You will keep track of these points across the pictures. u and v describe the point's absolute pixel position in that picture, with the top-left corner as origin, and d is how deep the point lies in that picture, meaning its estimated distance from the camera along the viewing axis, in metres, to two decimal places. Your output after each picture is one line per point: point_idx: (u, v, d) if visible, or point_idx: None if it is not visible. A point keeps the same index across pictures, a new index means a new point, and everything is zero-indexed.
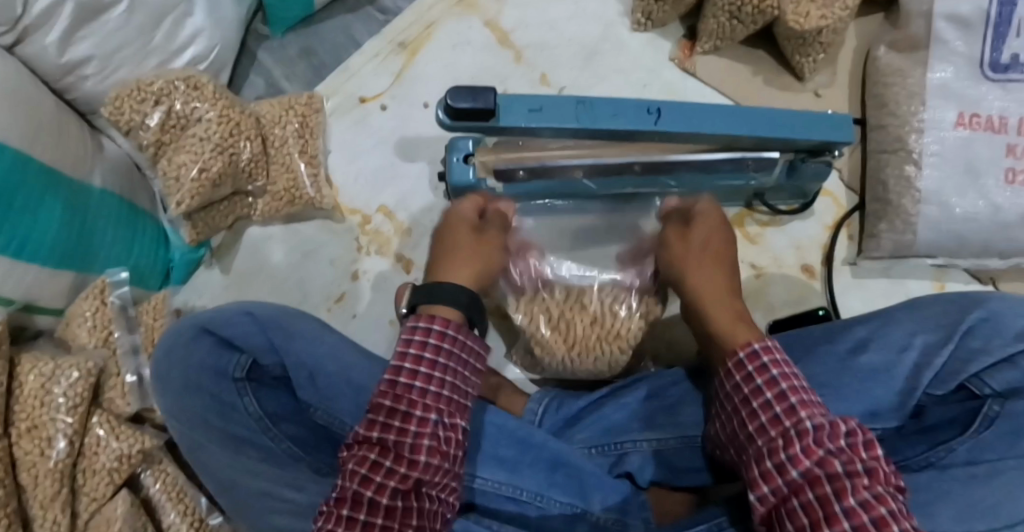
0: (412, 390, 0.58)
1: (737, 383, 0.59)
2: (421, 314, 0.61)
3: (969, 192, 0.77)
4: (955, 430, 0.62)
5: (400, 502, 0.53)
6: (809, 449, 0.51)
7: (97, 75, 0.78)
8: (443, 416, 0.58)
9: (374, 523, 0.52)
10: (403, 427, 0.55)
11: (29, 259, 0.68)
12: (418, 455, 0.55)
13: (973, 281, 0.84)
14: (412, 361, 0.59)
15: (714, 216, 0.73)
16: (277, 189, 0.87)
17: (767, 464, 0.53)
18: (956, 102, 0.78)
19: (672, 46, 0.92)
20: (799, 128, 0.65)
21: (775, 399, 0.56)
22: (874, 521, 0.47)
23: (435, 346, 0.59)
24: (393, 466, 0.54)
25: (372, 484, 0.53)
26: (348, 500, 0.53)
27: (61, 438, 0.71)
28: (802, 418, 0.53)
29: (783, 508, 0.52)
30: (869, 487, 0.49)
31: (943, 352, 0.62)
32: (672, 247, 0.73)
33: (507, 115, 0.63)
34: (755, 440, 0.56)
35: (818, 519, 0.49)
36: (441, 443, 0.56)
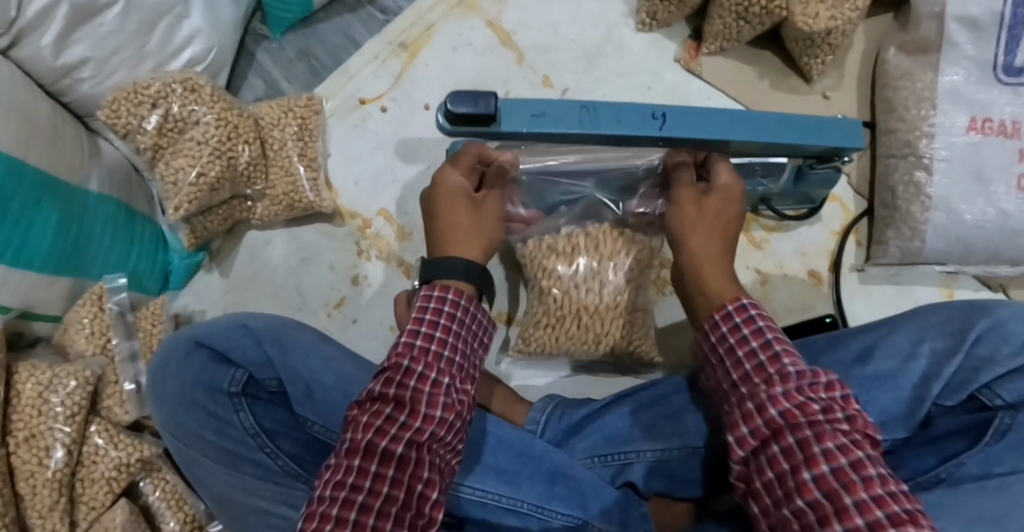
0: (428, 352, 0.54)
1: (722, 334, 0.57)
2: (435, 286, 0.59)
3: (978, 199, 0.76)
4: (962, 443, 0.57)
5: (413, 455, 0.49)
6: (790, 393, 0.50)
7: (93, 78, 0.77)
8: (456, 380, 0.55)
9: (386, 476, 0.48)
10: (419, 384, 0.52)
11: (25, 266, 0.67)
12: (434, 411, 0.52)
13: (982, 288, 0.82)
14: (428, 324, 0.56)
15: (736, 188, 0.65)
16: (277, 193, 0.86)
17: (749, 406, 0.52)
18: (967, 106, 0.77)
19: (677, 47, 0.91)
20: (807, 134, 0.63)
21: (759, 348, 0.54)
22: (852, 464, 0.46)
23: (450, 313, 0.57)
24: (409, 420, 0.51)
25: (387, 436, 0.49)
26: (361, 451, 0.49)
27: (59, 448, 0.70)
28: (785, 365, 0.52)
29: (762, 453, 0.50)
30: (848, 435, 0.48)
31: (952, 361, 0.58)
32: (683, 209, 0.65)
33: (508, 120, 0.61)
34: (737, 389, 0.54)
35: (798, 463, 0.47)
36: (456, 402, 0.53)
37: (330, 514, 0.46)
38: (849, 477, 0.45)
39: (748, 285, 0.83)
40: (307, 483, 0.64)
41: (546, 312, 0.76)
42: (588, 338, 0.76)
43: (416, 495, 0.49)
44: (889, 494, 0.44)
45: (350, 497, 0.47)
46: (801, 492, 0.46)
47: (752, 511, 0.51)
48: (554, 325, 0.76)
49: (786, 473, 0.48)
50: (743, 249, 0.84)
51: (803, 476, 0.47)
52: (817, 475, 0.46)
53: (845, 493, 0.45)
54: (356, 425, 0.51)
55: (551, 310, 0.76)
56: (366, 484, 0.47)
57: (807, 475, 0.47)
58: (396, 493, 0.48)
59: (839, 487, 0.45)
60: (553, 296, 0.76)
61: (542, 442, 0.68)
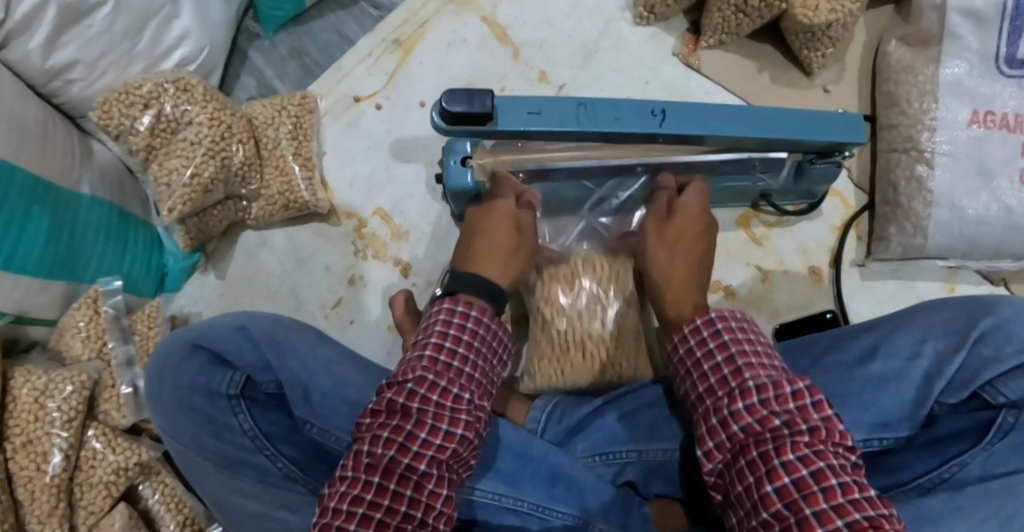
0: (450, 370, 0.56)
1: (689, 349, 0.58)
2: (457, 298, 0.61)
3: (981, 194, 0.75)
4: (964, 443, 0.56)
5: (435, 472, 0.51)
6: (752, 406, 0.51)
7: (84, 79, 0.76)
8: (474, 397, 0.57)
9: (405, 494, 0.49)
10: (441, 401, 0.54)
11: (18, 273, 0.66)
12: (455, 429, 0.53)
13: (984, 283, 0.82)
14: (452, 341, 0.57)
15: (697, 206, 0.70)
16: (272, 193, 0.85)
17: (713, 420, 0.53)
18: (970, 99, 0.76)
19: (675, 41, 0.90)
20: (805, 129, 0.62)
21: (724, 362, 0.55)
22: (813, 475, 0.46)
23: (472, 331, 0.59)
24: (429, 437, 0.52)
25: (409, 452, 0.51)
26: (380, 469, 0.50)
27: (57, 453, 0.70)
28: (746, 378, 0.53)
29: (731, 466, 0.51)
30: (810, 445, 0.48)
31: (954, 359, 0.57)
32: (649, 235, 0.70)
33: (505, 118, 0.60)
34: (704, 402, 0.55)
35: (761, 476, 0.48)
36: (476, 419, 0.55)
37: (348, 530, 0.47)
38: (810, 488, 0.46)
39: (749, 282, 0.83)
40: (307, 486, 0.63)
41: (552, 346, 0.75)
42: (595, 367, 0.75)
43: (433, 513, 0.50)
44: (850, 503, 0.45)
45: (368, 513, 0.48)
46: (764, 505, 0.47)
47: (730, 521, 0.52)
48: (560, 360, 0.75)
49: (751, 486, 0.49)
50: (742, 245, 0.84)
51: (766, 489, 0.47)
52: (779, 488, 0.47)
53: (805, 504, 0.46)
54: (375, 440, 0.51)
55: (556, 343, 0.75)
56: (384, 502, 0.49)
57: (770, 488, 0.47)
58: (413, 511, 0.49)
59: (800, 498, 0.46)
60: (557, 328, 0.75)
61: (542, 443, 0.68)
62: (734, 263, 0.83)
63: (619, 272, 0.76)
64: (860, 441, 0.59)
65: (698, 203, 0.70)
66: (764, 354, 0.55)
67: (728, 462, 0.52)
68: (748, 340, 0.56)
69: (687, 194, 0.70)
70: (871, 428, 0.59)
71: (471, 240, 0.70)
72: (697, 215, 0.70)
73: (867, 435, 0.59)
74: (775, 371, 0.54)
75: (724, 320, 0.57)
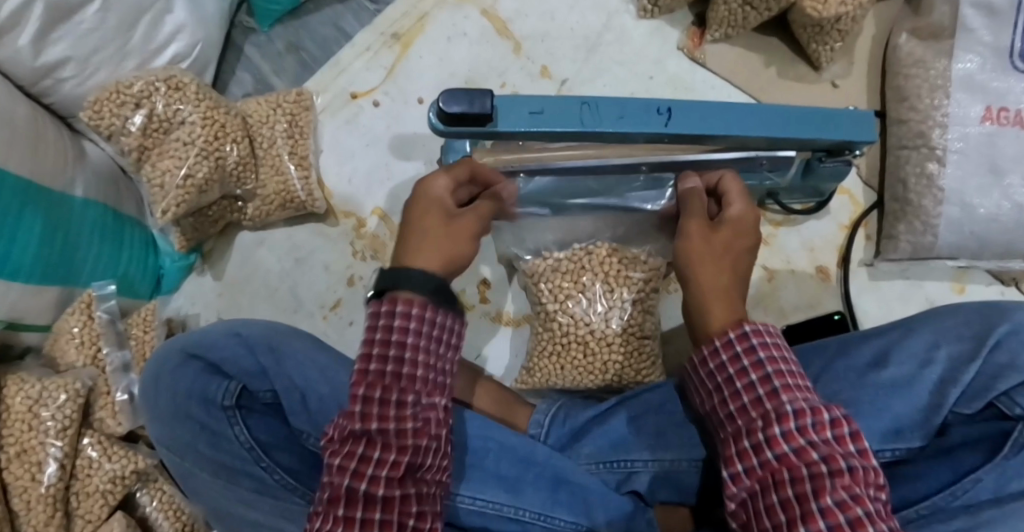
0: (385, 377, 0.51)
1: (720, 362, 0.54)
2: (393, 297, 0.53)
3: (993, 192, 0.73)
4: (979, 455, 0.54)
5: (397, 492, 0.48)
6: (789, 434, 0.48)
7: (75, 77, 0.74)
8: (423, 397, 0.52)
9: (374, 519, 0.47)
10: (382, 413, 0.50)
11: (11, 278, 0.65)
12: (406, 439, 0.49)
13: (994, 283, 0.80)
14: (381, 345, 0.52)
15: (749, 219, 0.64)
16: (267, 193, 0.83)
17: (744, 444, 0.50)
18: (982, 95, 0.74)
19: (680, 34, 0.88)
20: (815, 127, 0.59)
21: (759, 381, 0.51)
22: (850, 522, 0.44)
23: (401, 327, 0.52)
24: (381, 455, 0.48)
25: (364, 476, 0.48)
26: (342, 499, 0.47)
27: (52, 463, 0.69)
28: (783, 401, 0.50)
29: (759, 498, 0.48)
30: (847, 486, 0.45)
31: (969, 367, 0.56)
32: (692, 240, 0.63)
33: (505, 117, 0.58)
34: (734, 422, 0.52)
35: (795, 516, 0.46)
36: (426, 424, 0.51)
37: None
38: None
39: (755, 281, 0.81)
40: (306, 497, 0.61)
41: (552, 340, 0.76)
42: (596, 369, 0.75)
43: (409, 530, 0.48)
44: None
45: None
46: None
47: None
48: (560, 354, 0.76)
49: (783, 525, 0.46)
50: None
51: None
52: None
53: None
54: (330, 469, 0.49)
55: (557, 338, 0.76)
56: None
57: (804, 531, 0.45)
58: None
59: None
60: (560, 324, 0.76)
61: (545, 448, 0.66)
62: None
63: (629, 275, 0.75)
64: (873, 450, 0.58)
65: (754, 215, 0.64)
66: (798, 374, 0.52)
67: (755, 491, 0.49)
68: (784, 357, 0.53)
69: (737, 201, 0.65)
70: (883, 438, 0.58)
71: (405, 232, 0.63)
72: (747, 228, 0.64)
73: (881, 444, 0.58)
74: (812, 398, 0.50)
75: (759, 334, 0.53)
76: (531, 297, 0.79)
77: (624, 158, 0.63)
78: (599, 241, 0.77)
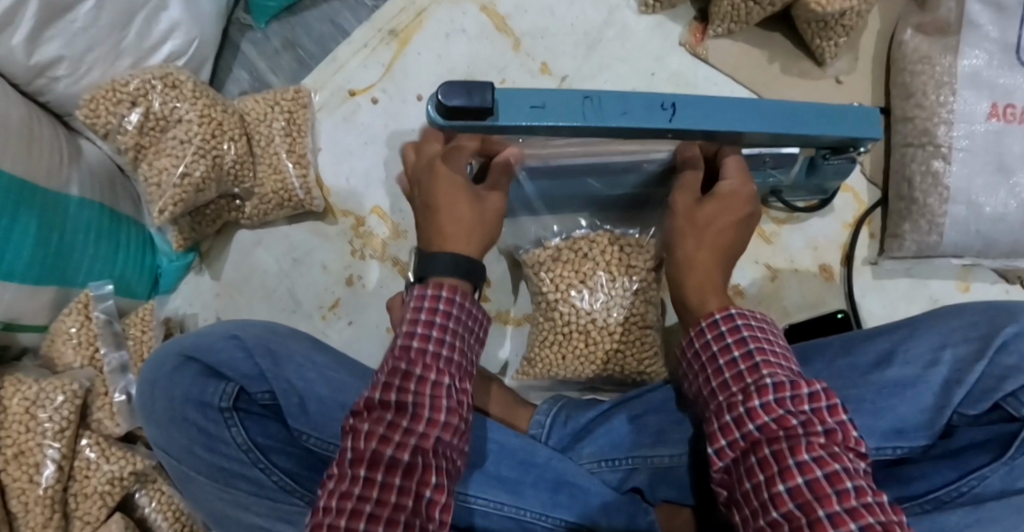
0: (425, 354, 0.51)
1: (705, 342, 0.55)
2: (433, 284, 0.55)
3: (998, 191, 0.73)
4: (986, 456, 0.53)
5: (421, 460, 0.47)
6: (769, 405, 0.48)
7: (69, 76, 0.73)
8: (456, 380, 0.52)
9: (394, 484, 0.46)
10: (418, 388, 0.50)
11: (6, 278, 0.64)
12: (438, 414, 0.49)
13: (1000, 281, 0.79)
14: (423, 325, 0.53)
15: (743, 195, 0.61)
16: (265, 191, 0.82)
17: (726, 417, 0.50)
18: (988, 92, 0.73)
19: (682, 30, 0.87)
20: (820, 123, 0.57)
21: (741, 358, 0.52)
22: (828, 478, 0.44)
23: (443, 312, 0.54)
24: (412, 424, 0.48)
25: (392, 442, 0.47)
26: (365, 461, 0.46)
27: (49, 464, 0.69)
28: (763, 375, 0.50)
29: (741, 464, 0.49)
30: (823, 446, 0.46)
31: (975, 368, 0.55)
32: (678, 219, 0.63)
33: (506, 113, 0.55)
34: (717, 398, 0.52)
35: (773, 474, 0.46)
36: (458, 404, 0.51)
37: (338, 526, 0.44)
38: (823, 490, 0.44)
39: (757, 280, 0.81)
40: (303, 498, 0.61)
41: (553, 329, 0.75)
42: (597, 359, 0.75)
43: (425, 502, 0.46)
44: (864, 505, 0.42)
45: (357, 508, 0.44)
46: (775, 504, 0.45)
47: (736, 521, 0.49)
48: (561, 344, 0.75)
49: (761, 485, 0.46)
50: (752, 242, 0.81)
51: (777, 488, 0.45)
52: (791, 487, 0.45)
53: (818, 506, 0.43)
54: (357, 434, 0.48)
55: (558, 327, 0.75)
56: (374, 494, 0.45)
57: (782, 487, 0.45)
58: (405, 501, 0.45)
59: (812, 499, 0.44)
60: (561, 314, 0.74)
61: (545, 450, 0.66)
62: (744, 261, 0.81)
63: (633, 264, 0.74)
64: (874, 448, 0.56)
65: (747, 192, 0.61)
66: (782, 353, 0.52)
67: (738, 461, 0.49)
68: (768, 339, 0.53)
69: (729, 176, 0.61)
70: (885, 434, 0.57)
71: (428, 215, 0.62)
72: (739, 204, 0.61)
73: (883, 440, 0.57)
74: (793, 372, 0.51)
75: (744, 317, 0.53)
76: (531, 286, 0.78)
77: (623, 155, 0.63)
78: (600, 230, 0.76)
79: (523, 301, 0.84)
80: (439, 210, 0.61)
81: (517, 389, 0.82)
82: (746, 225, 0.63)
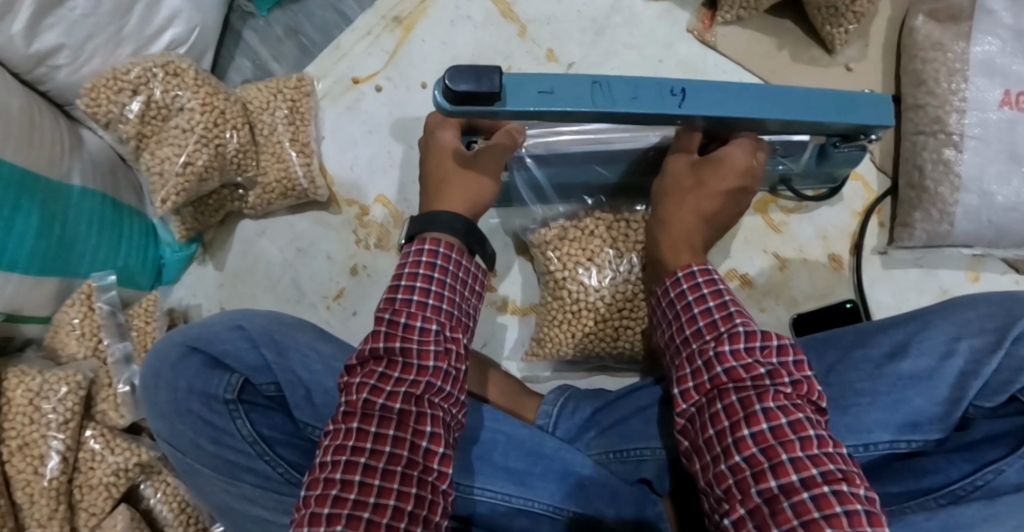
0: (410, 304, 0.55)
1: (680, 291, 0.55)
2: (425, 238, 0.58)
3: (1011, 179, 0.72)
4: (1001, 449, 0.53)
5: (413, 408, 0.50)
6: (738, 352, 0.49)
7: (69, 65, 0.72)
8: (446, 330, 0.55)
9: (387, 435, 0.49)
10: (406, 335, 0.53)
11: (9, 269, 0.63)
12: (426, 362, 0.52)
13: (1011, 272, 0.79)
14: (407, 280, 0.56)
15: (737, 160, 0.59)
16: (269, 180, 0.81)
17: (697, 362, 0.51)
18: (1002, 79, 0.72)
19: (690, 16, 0.86)
20: (832, 110, 0.56)
21: (715, 308, 0.53)
22: (791, 425, 0.46)
23: (429, 263, 0.57)
24: (401, 376, 0.51)
25: (383, 393, 0.50)
26: (358, 415, 0.50)
27: (54, 456, 0.68)
28: (736, 324, 0.51)
29: (705, 410, 0.50)
30: (789, 396, 0.48)
31: (992, 359, 0.54)
32: (667, 181, 0.62)
33: (514, 98, 0.53)
34: (688, 345, 0.53)
35: (738, 420, 0.47)
36: (448, 351, 0.54)
37: (334, 479, 0.47)
38: (787, 436, 0.46)
39: (766, 271, 0.80)
40: None
41: (563, 308, 0.74)
42: (607, 335, 0.74)
43: (421, 451, 0.49)
44: (824, 454, 0.45)
45: (352, 460, 0.48)
46: (739, 447, 0.46)
47: (693, 467, 0.51)
48: (569, 322, 0.74)
49: (726, 430, 0.47)
50: (761, 232, 0.81)
51: (742, 433, 0.47)
52: (756, 433, 0.46)
53: (782, 450, 0.45)
54: (350, 388, 0.52)
55: (567, 306, 0.74)
56: (367, 446, 0.48)
57: (746, 432, 0.47)
58: (400, 451, 0.49)
59: (776, 445, 0.46)
60: (569, 292, 0.73)
61: (553, 441, 0.64)
62: (750, 250, 0.80)
63: (638, 239, 0.74)
64: (887, 442, 0.57)
65: (743, 163, 0.59)
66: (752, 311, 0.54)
67: (703, 405, 0.50)
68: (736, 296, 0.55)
69: (735, 145, 0.59)
70: (900, 428, 0.57)
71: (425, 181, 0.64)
72: (733, 173, 0.59)
73: (898, 434, 0.57)
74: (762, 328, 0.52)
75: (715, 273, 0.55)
76: (539, 266, 0.77)
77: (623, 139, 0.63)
78: (604, 207, 0.75)
79: (529, 290, 0.82)
80: (433, 176, 0.64)
81: (529, 382, 0.81)
82: (740, 197, 0.62)
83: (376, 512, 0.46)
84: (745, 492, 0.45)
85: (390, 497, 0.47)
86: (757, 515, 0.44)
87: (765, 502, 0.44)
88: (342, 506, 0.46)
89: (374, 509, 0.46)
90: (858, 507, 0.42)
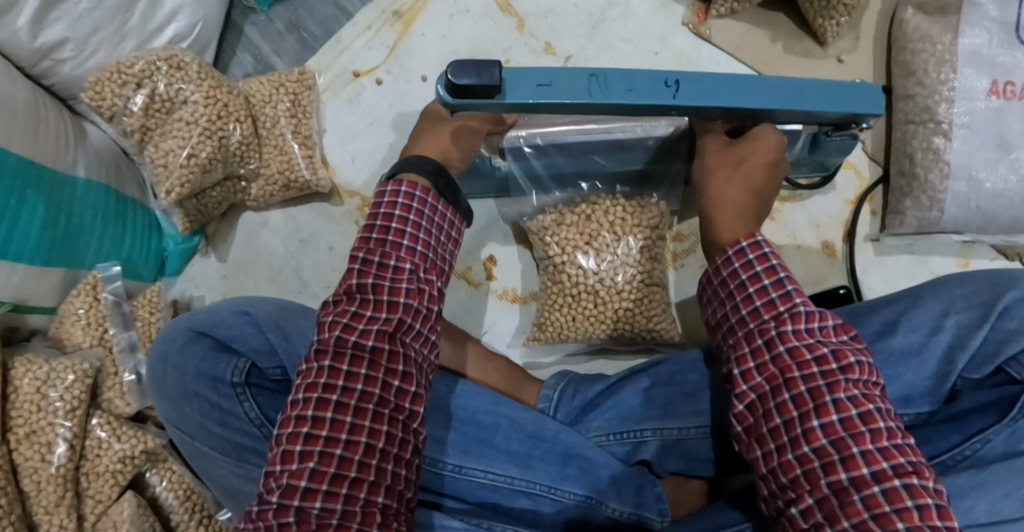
0: (385, 245, 0.56)
1: (732, 270, 0.54)
2: (400, 180, 0.58)
3: (999, 166, 0.74)
4: (989, 419, 0.54)
5: (386, 346, 0.52)
6: (800, 333, 0.50)
7: (74, 58, 0.73)
8: (420, 271, 0.56)
9: (358, 375, 0.50)
10: (380, 273, 0.54)
11: (14, 261, 0.64)
12: (397, 298, 0.53)
13: (999, 257, 0.80)
14: (381, 225, 0.57)
15: (770, 139, 0.60)
16: (271, 172, 0.82)
17: (756, 343, 0.51)
18: (989, 69, 0.74)
19: (685, 10, 0.87)
20: (822, 100, 0.58)
21: (772, 286, 0.52)
22: (862, 416, 0.46)
23: (405, 205, 0.57)
24: (373, 314, 0.53)
25: (355, 331, 0.52)
26: (330, 352, 0.51)
27: (61, 443, 0.69)
28: (796, 304, 0.51)
29: (769, 398, 0.49)
30: (857, 385, 0.48)
31: (978, 334, 0.56)
32: (706, 159, 0.62)
33: (513, 90, 0.54)
34: (744, 326, 0.53)
35: (808, 411, 0.47)
36: (419, 291, 0.55)
37: (306, 417, 0.49)
38: (857, 428, 0.46)
39: None
40: None
41: (563, 292, 0.76)
42: (607, 318, 0.75)
43: (394, 390, 0.51)
44: (895, 447, 0.45)
45: (324, 398, 0.49)
46: (808, 439, 0.47)
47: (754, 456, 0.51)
48: (570, 305, 0.76)
49: (794, 420, 0.48)
50: None
51: (811, 424, 0.47)
52: (825, 424, 0.47)
53: (852, 443, 0.46)
54: (322, 326, 0.53)
55: (567, 289, 0.75)
56: (338, 384, 0.50)
57: (816, 423, 0.47)
58: (372, 389, 0.50)
59: (846, 437, 0.46)
60: (569, 276, 0.75)
61: (553, 423, 0.65)
62: None
63: (638, 223, 0.75)
64: None
65: (775, 139, 0.60)
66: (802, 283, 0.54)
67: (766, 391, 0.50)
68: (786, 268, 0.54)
69: (762, 127, 0.61)
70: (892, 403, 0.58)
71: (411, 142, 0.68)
72: (768, 148, 0.60)
73: None
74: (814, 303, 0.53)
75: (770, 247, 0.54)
76: (537, 252, 0.79)
77: (618, 124, 0.64)
78: (602, 192, 0.76)
79: (528, 278, 0.83)
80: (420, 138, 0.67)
81: (527, 366, 0.82)
82: (778, 173, 0.62)
83: (348, 449, 0.49)
84: (813, 482, 0.46)
85: (361, 434, 0.49)
86: (825, 506, 0.45)
87: (833, 493, 0.45)
88: (314, 444, 0.48)
89: (346, 446, 0.49)
90: (929, 501, 0.43)
